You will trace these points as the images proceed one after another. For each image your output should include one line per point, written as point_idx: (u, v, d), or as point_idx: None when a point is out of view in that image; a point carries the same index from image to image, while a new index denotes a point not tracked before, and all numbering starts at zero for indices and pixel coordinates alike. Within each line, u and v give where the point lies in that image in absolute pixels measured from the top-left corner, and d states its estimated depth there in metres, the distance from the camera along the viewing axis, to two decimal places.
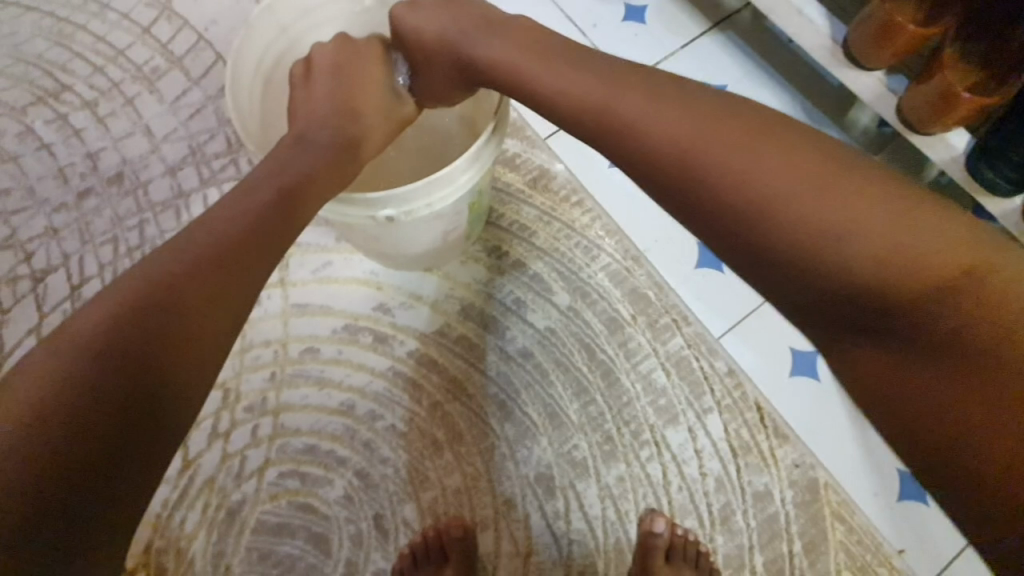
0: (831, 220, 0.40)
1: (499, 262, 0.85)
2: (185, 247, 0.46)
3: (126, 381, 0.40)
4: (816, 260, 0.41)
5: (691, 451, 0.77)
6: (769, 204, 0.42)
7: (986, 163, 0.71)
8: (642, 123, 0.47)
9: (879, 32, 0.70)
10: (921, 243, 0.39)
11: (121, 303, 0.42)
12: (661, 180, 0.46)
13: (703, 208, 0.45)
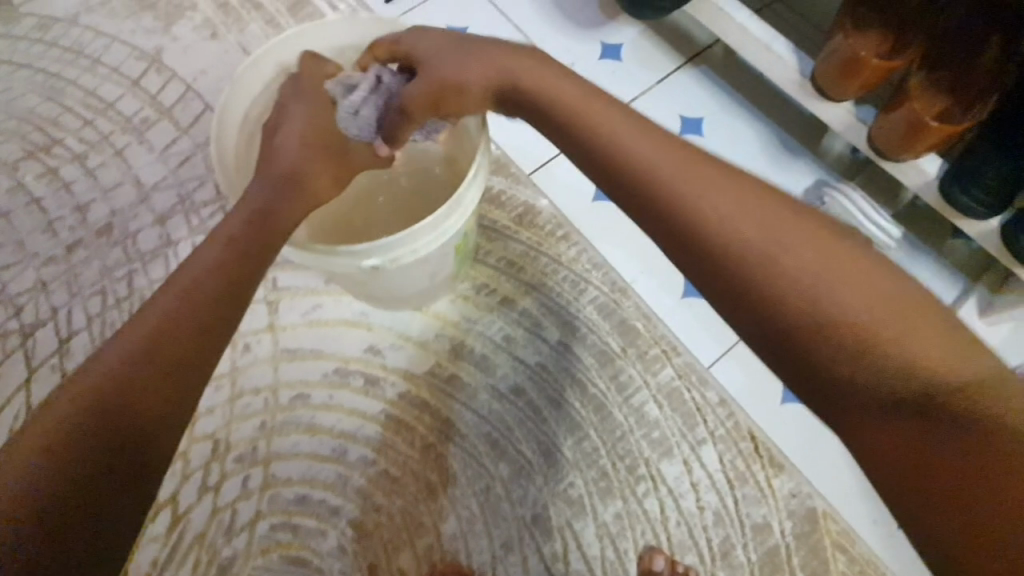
0: (808, 269, 0.39)
1: (487, 300, 0.86)
2: (173, 288, 0.49)
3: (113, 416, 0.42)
4: (790, 299, 0.38)
5: (687, 484, 0.76)
6: (746, 240, 0.41)
7: (960, 187, 0.72)
8: (622, 145, 0.47)
9: (843, 66, 0.73)
10: (874, 303, 0.38)
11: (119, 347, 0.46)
12: (647, 204, 0.45)
13: (683, 234, 0.43)
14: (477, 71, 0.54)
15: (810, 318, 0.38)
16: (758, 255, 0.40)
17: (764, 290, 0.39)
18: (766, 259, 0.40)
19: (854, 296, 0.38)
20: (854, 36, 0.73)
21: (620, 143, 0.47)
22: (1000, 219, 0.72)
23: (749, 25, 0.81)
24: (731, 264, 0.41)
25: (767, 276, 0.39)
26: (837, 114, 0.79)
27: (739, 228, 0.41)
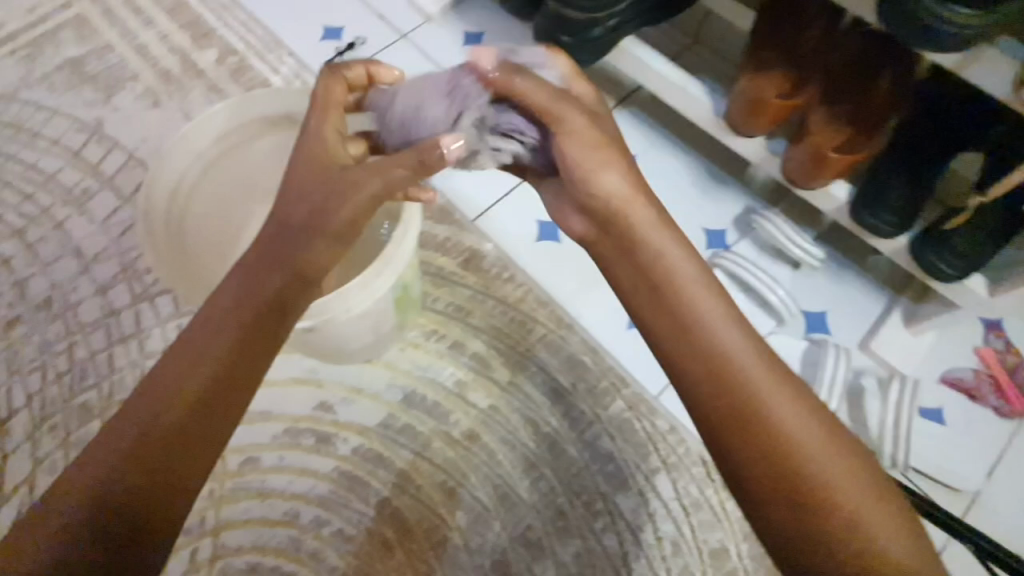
0: (795, 442, 0.43)
1: (437, 345, 0.86)
2: (186, 349, 0.46)
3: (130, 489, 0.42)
4: (777, 467, 0.42)
5: (644, 515, 0.77)
6: (747, 396, 0.44)
7: (866, 210, 0.77)
8: (660, 264, 0.48)
9: (751, 106, 0.79)
10: (810, 439, 0.43)
11: (132, 407, 0.44)
12: (663, 334, 0.47)
13: (692, 375, 0.45)
14: (598, 164, 0.51)
15: (739, 421, 0.44)
16: (718, 358, 0.45)
17: (710, 386, 0.44)
18: (721, 365, 0.45)
19: (789, 423, 0.43)
20: (758, 78, 0.79)
21: (637, 235, 0.49)
22: (907, 237, 0.77)
23: (664, 71, 0.87)
24: (692, 356, 0.46)
25: (714, 374, 0.45)
26: (753, 148, 0.85)
27: (712, 338, 0.45)
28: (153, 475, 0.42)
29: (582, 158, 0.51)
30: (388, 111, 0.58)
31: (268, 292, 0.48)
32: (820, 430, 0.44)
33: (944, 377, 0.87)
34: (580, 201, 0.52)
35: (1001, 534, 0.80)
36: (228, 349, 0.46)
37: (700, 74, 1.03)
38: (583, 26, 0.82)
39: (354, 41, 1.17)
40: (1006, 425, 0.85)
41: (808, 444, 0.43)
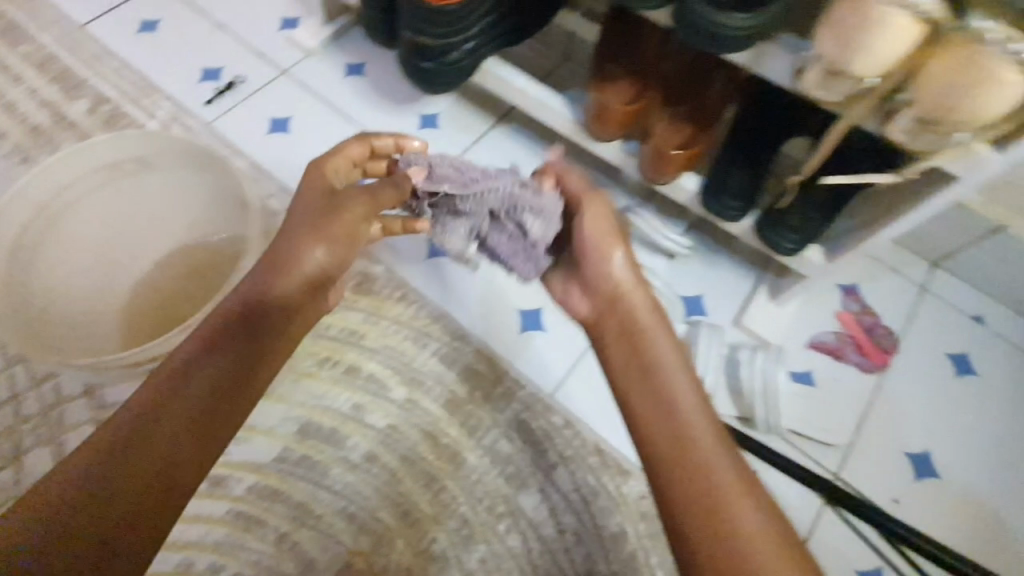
0: (714, 479, 0.49)
1: (331, 372, 0.86)
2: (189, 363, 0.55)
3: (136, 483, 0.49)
4: (694, 496, 0.48)
5: (545, 511, 0.80)
6: (681, 433, 0.52)
7: (711, 199, 0.84)
8: (628, 322, 0.61)
9: (601, 114, 0.85)
10: (727, 478, 0.49)
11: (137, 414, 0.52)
12: (624, 374, 0.58)
13: (638, 409, 0.55)
14: (605, 248, 0.64)
15: (671, 440, 0.51)
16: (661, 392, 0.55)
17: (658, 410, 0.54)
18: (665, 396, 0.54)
19: (711, 461, 0.50)
20: (605, 88, 0.85)
21: (627, 300, 0.62)
22: (751, 219, 0.85)
23: (524, 87, 0.92)
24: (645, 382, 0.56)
25: (654, 401, 0.54)
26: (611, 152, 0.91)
27: (660, 380, 0.56)
28: (155, 467, 0.50)
29: (595, 237, 0.65)
30: (441, 165, 0.68)
31: (262, 311, 0.58)
32: (738, 490, 0.48)
33: (811, 343, 0.95)
34: (590, 283, 0.65)
35: (872, 480, 0.87)
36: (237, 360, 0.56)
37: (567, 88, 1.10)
38: (439, 51, 0.84)
39: (233, 81, 1.17)
40: (868, 379, 0.94)
41: (724, 488, 0.48)
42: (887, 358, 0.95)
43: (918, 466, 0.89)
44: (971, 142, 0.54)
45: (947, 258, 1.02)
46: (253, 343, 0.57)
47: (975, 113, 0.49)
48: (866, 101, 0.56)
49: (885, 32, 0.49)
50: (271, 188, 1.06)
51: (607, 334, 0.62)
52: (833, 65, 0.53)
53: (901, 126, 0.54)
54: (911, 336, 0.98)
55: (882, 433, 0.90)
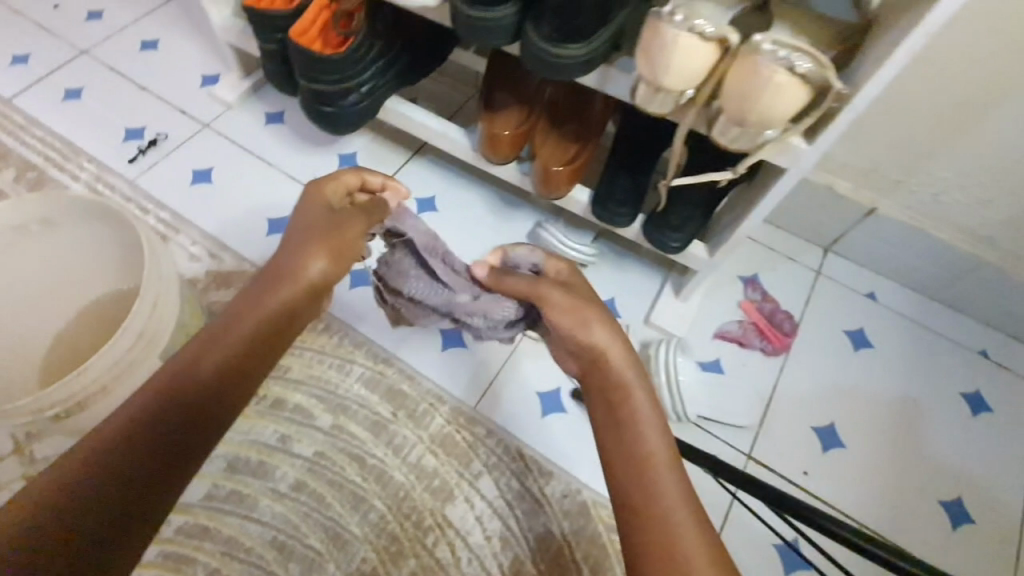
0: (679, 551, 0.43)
1: (257, 407, 0.89)
2: (187, 362, 0.52)
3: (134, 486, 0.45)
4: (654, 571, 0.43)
5: (472, 519, 0.82)
6: (649, 497, 0.46)
7: (600, 208, 0.91)
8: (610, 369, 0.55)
9: (492, 140, 0.92)
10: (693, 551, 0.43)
11: (136, 408, 0.48)
12: (601, 424, 0.53)
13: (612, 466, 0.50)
14: (576, 314, 0.60)
15: (637, 484, 0.47)
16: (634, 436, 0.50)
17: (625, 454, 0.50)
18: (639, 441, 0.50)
19: (678, 532, 0.44)
20: (493, 117, 0.92)
21: (608, 361, 0.56)
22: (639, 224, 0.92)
23: (426, 121, 0.99)
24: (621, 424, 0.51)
25: (624, 447, 0.50)
26: (510, 173, 0.99)
27: (636, 436, 0.50)
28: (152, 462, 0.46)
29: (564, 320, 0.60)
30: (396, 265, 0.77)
31: (266, 313, 0.57)
32: (708, 561, 0.43)
33: (717, 333, 1.02)
34: (571, 348, 0.60)
35: (780, 457, 0.92)
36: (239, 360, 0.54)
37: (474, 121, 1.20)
38: (336, 95, 0.90)
39: (156, 138, 1.22)
40: (772, 362, 1.00)
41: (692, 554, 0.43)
42: (787, 341, 1.01)
43: (824, 439, 0.94)
44: (781, 136, 0.61)
45: (835, 243, 1.11)
46: (259, 344, 0.56)
47: (769, 114, 0.56)
48: (692, 109, 0.64)
49: (683, 54, 0.56)
50: (195, 236, 1.09)
51: (590, 379, 0.57)
52: (652, 83, 0.61)
53: (720, 129, 0.62)
54: (809, 317, 1.06)
55: (787, 411, 0.96)
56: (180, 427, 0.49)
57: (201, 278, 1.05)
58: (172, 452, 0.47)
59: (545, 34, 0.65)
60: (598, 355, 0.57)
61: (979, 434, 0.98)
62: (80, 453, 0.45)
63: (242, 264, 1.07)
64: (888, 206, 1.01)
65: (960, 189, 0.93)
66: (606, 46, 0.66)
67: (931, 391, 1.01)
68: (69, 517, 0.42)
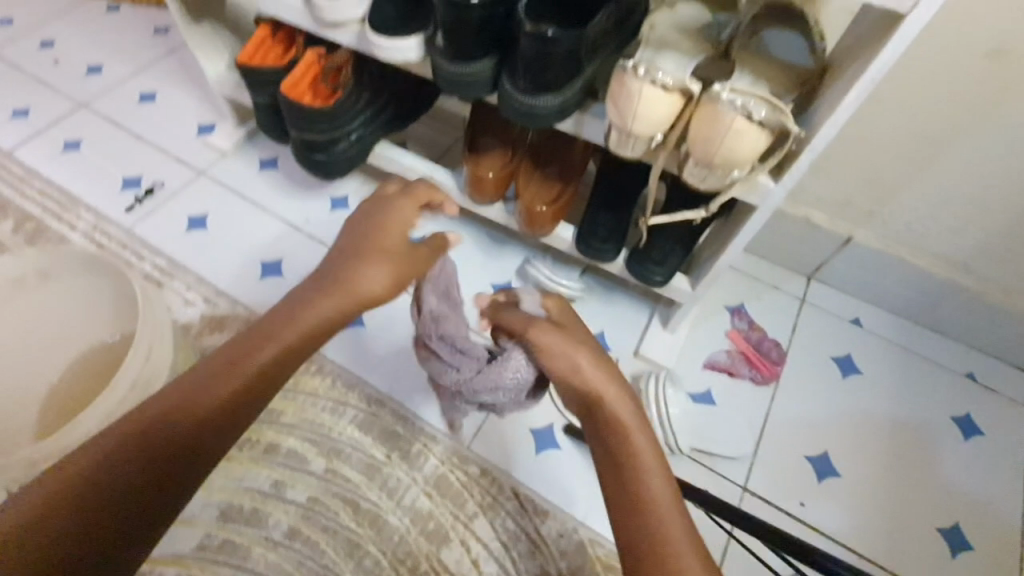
0: None
1: (250, 453, 0.89)
2: (214, 374, 0.52)
3: (132, 507, 0.46)
4: None
5: (468, 563, 0.82)
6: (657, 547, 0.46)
7: (585, 244, 0.93)
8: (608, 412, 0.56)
9: (478, 183, 0.95)
10: None
11: (150, 418, 0.49)
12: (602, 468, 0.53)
13: (616, 511, 0.49)
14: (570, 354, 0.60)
15: (643, 530, 0.47)
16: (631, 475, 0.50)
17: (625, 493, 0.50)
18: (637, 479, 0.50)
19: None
20: (478, 159, 0.95)
21: (604, 401, 0.56)
22: (624, 259, 0.95)
23: (415, 165, 1.03)
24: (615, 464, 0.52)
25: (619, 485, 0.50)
26: (496, 213, 1.01)
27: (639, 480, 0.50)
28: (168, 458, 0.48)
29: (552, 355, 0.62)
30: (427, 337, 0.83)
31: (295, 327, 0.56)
32: None
33: (707, 363, 1.03)
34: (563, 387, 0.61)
35: (775, 487, 0.92)
36: (262, 380, 0.53)
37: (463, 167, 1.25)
38: (326, 144, 0.93)
39: (152, 186, 1.25)
40: (762, 391, 1.01)
41: None
42: (776, 369, 1.03)
43: (818, 467, 0.95)
44: (749, 176, 0.64)
45: (818, 271, 1.14)
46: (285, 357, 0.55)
47: (733, 158, 0.59)
48: (664, 153, 0.67)
49: (647, 104, 0.59)
50: (190, 282, 1.11)
51: (588, 419, 0.57)
52: (622, 132, 0.63)
53: (690, 171, 0.64)
54: (797, 345, 1.07)
55: (780, 440, 0.97)
56: (187, 446, 0.49)
57: (195, 323, 1.06)
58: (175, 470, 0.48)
59: (520, 88, 0.69)
60: (589, 393, 0.58)
61: (972, 458, 0.98)
62: (103, 446, 0.47)
63: (236, 307, 1.08)
64: (864, 235, 1.04)
65: (932, 218, 0.96)
66: (578, 97, 0.70)
67: (921, 416, 1.02)
68: (76, 516, 0.44)
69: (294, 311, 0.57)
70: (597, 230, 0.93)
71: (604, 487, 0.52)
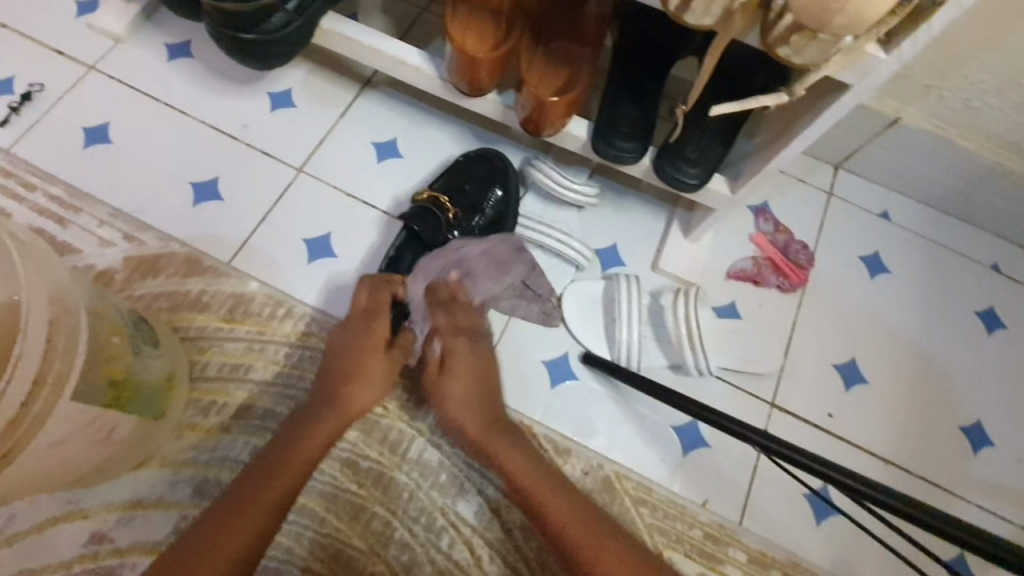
0: (563, 514, 0.61)
1: (220, 418, 0.77)
2: (319, 398, 0.65)
3: (246, 502, 0.57)
4: None
5: (487, 514, 0.75)
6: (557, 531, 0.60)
7: (606, 143, 0.76)
8: (475, 408, 0.67)
9: (468, 67, 0.73)
10: (555, 508, 0.61)
11: (265, 459, 0.61)
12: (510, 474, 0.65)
13: (538, 501, 0.62)
14: (450, 360, 0.68)
15: (559, 507, 0.61)
16: None
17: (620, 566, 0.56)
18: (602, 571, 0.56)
19: (559, 516, 0.60)
20: (463, 31, 0.73)
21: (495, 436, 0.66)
22: (649, 156, 0.78)
23: (376, 43, 0.80)
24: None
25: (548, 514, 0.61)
26: (490, 106, 0.81)
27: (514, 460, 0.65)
28: (296, 466, 0.60)
29: (453, 341, 0.69)
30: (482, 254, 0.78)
31: (349, 368, 0.66)
32: (554, 492, 0.62)
33: (730, 272, 0.93)
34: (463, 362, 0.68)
35: (803, 400, 0.88)
36: (343, 423, 0.64)
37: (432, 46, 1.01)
38: (256, 14, 0.69)
39: (29, 90, 0.96)
40: (787, 300, 0.93)
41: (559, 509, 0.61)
42: (804, 274, 0.93)
43: (847, 376, 0.90)
44: (857, 44, 0.48)
45: (848, 159, 1.00)
46: (342, 384, 0.65)
47: (857, 18, 0.43)
48: (739, 15, 0.49)
49: None
50: (102, 215, 0.87)
51: (513, 463, 0.65)
52: None
53: (783, 37, 0.48)
54: (824, 247, 0.97)
55: (806, 352, 0.90)
56: (307, 462, 0.61)
57: (118, 268, 0.85)
58: (287, 501, 0.59)
59: None
60: (481, 405, 0.67)
61: (995, 352, 0.94)
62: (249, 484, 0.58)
63: (169, 243, 0.86)
64: (913, 114, 0.89)
65: (997, 93, 0.81)
66: None
67: (947, 309, 0.96)
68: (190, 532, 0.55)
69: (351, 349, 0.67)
70: (623, 121, 0.76)
71: (520, 490, 0.64)
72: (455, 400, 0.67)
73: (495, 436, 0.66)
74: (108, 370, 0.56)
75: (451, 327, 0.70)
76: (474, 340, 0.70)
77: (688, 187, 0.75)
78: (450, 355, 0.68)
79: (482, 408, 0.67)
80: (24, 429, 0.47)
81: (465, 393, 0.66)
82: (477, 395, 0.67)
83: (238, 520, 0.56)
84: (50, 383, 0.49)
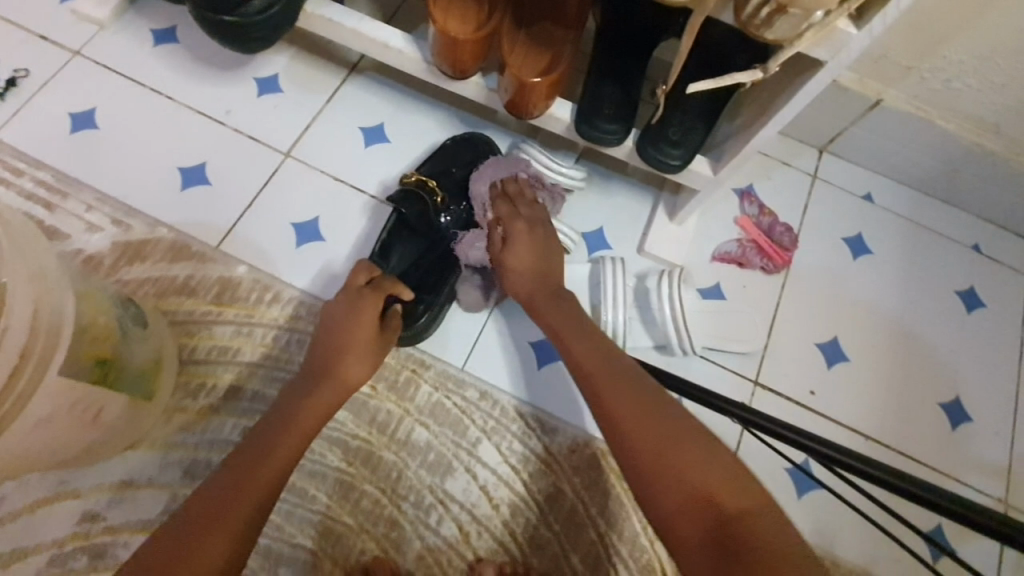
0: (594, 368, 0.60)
1: (209, 400, 0.78)
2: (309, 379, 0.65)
3: (244, 477, 0.56)
4: None
5: (475, 491, 0.76)
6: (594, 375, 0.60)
7: (589, 126, 0.77)
8: (528, 273, 0.72)
9: (451, 49, 0.74)
10: (591, 361, 0.61)
11: (260, 437, 0.60)
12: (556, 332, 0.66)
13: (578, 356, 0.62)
14: (512, 234, 0.75)
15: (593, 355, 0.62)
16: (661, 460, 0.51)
17: (655, 428, 0.52)
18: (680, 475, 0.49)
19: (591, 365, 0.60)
20: (444, 14, 0.73)
21: (543, 294, 0.70)
22: (633, 139, 0.78)
23: (359, 27, 0.80)
24: (702, 472, 0.49)
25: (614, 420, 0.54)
26: (474, 90, 0.82)
27: (563, 317, 0.67)
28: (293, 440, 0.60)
29: (518, 226, 0.76)
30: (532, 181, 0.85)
31: (341, 348, 0.66)
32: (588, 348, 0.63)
33: (714, 255, 0.94)
34: (525, 238, 0.75)
35: (786, 379, 0.89)
36: (336, 400, 0.65)
37: (417, 31, 1.01)
38: None
39: (13, 76, 0.95)
40: (771, 281, 0.94)
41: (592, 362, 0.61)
42: (788, 256, 0.94)
43: (829, 354, 0.91)
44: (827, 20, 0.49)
45: (832, 142, 1.01)
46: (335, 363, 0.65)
47: None
48: None
49: None
50: (88, 201, 0.87)
51: (557, 321, 0.67)
52: None
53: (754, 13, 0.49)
54: (808, 229, 0.98)
55: (790, 332, 0.92)
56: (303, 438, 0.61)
57: (105, 254, 0.85)
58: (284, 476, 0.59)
59: None
60: (536, 270, 0.72)
61: (975, 330, 0.95)
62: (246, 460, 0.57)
63: (156, 229, 0.86)
64: (894, 96, 0.90)
65: (974, 73, 0.82)
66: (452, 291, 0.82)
67: (928, 290, 0.97)
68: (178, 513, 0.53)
69: (342, 330, 0.67)
70: (606, 103, 0.76)
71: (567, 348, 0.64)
72: (513, 264, 0.73)
73: (543, 295, 0.70)
74: (94, 349, 0.57)
75: (512, 213, 0.78)
76: (534, 229, 0.76)
77: (671, 168, 0.76)
78: (511, 232, 0.75)
79: (535, 275, 0.72)
80: (9, 405, 0.48)
81: (526, 256, 0.73)
82: (534, 262, 0.73)
83: (238, 494, 0.54)
84: (34, 360, 0.49)
